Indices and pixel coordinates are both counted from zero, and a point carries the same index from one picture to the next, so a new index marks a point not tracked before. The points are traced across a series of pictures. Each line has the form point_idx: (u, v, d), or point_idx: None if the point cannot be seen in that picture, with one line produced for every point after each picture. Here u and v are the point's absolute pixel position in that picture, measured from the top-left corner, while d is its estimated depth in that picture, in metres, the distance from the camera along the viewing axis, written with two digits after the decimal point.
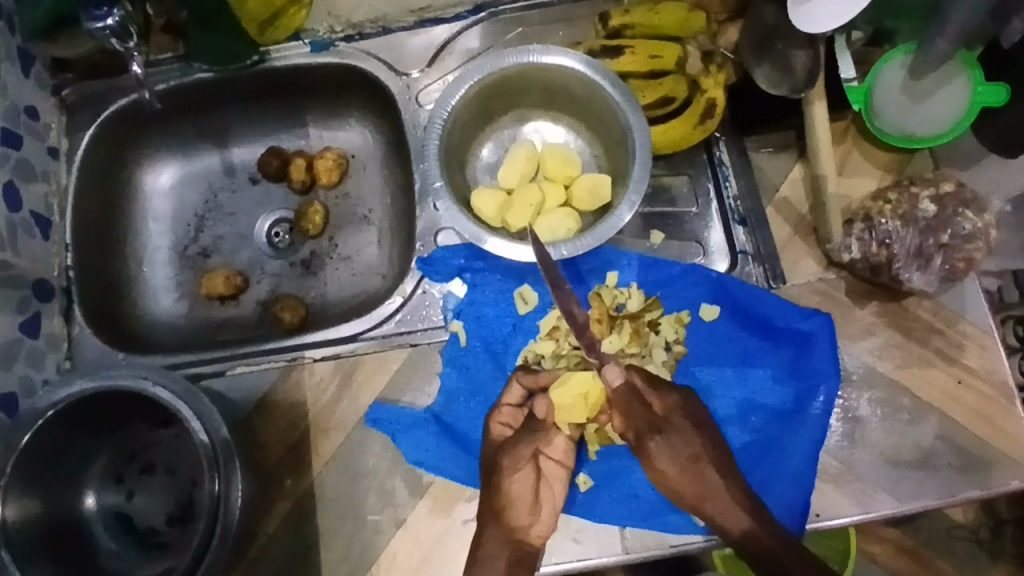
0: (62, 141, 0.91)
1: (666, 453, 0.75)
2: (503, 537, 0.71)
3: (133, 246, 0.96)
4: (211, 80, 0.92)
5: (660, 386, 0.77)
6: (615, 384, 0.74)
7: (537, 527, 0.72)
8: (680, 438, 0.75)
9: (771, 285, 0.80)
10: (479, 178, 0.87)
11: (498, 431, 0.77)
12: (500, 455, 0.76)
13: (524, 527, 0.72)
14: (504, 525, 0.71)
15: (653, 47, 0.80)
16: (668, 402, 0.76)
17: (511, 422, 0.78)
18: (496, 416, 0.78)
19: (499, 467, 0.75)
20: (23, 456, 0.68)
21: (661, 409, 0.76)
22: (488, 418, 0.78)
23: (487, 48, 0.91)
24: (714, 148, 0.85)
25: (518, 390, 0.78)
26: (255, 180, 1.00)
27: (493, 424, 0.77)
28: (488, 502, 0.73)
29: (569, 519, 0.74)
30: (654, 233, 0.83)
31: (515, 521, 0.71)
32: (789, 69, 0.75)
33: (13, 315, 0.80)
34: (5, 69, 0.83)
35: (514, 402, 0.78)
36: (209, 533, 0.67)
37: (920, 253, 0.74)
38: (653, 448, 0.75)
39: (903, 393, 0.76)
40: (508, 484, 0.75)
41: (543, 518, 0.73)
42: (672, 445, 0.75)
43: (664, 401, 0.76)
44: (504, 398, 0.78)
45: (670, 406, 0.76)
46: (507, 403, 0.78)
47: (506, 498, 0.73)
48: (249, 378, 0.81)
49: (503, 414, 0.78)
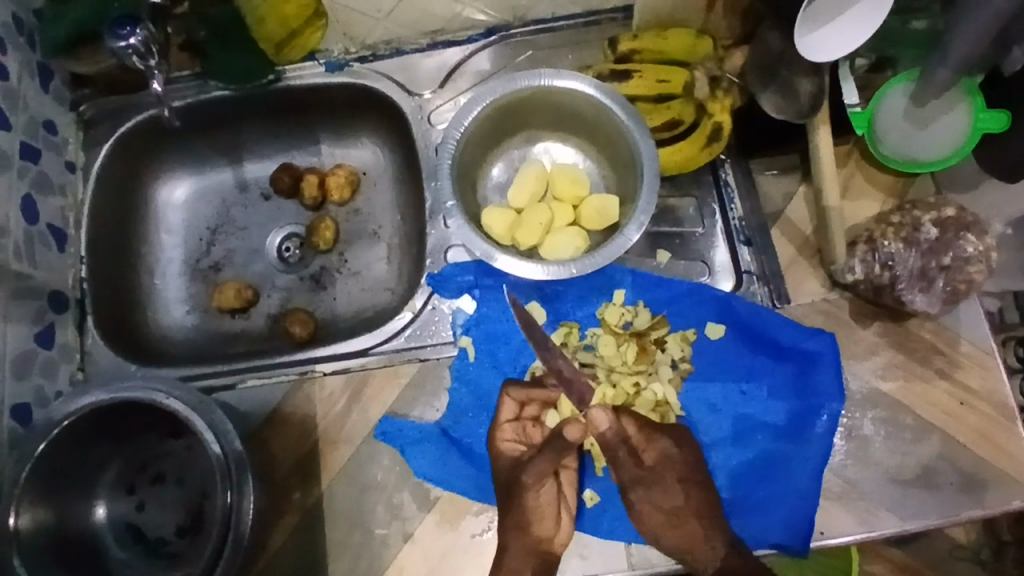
0: (79, 155, 0.93)
1: (647, 504, 0.75)
2: (528, 548, 0.72)
3: (145, 259, 0.97)
4: (226, 98, 0.94)
5: (653, 433, 0.77)
6: (603, 428, 0.75)
7: (560, 536, 0.74)
8: (663, 490, 0.76)
9: (775, 305, 0.81)
10: (489, 197, 0.88)
11: (509, 448, 0.78)
12: (511, 468, 0.77)
13: (549, 538, 0.73)
14: (530, 537, 0.72)
15: (661, 72, 0.82)
16: (659, 450, 0.76)
17: (518, 439, 0.79)
18: (501, 435, 0.79)
19: (522, 484, 0.75)
20: (38, 464, 0.69)
21: (651, 459, 0.76)
22: (494, 436, 0.79)
23: (498, 70, 0.94)
24: (720, 170, 0.86)
25: (513, 405, 0.80)
26: (267, 196, 1.01)
27: (501, 444, 0.78)
28: (508, 519, 0.74)
29: (577, 535, 0.75)
30: (660, 253, 0.84)
31: (539, 531, 0.73)
32: (794, 94, 0.77)
33: (29, 325, 0.81)
34: (25, 85, 0.85)
35: (513, 418, 0.80)
36: (221, 543, 0.68)
37: (923, 275, 0.75)
38: (634, 501, 0.76)
39: (905, 412, 0.77)
40: (532, 499, 0.75)
41: (563, 524, 0.75)
42: (653, 496, 0.76)
43: (656, 449, 0.76)
44: (502, 416, 0.80)
45: (661, 456, 0.76)
46: (506, 421, 0.80)
47: (528, 512, 0.74)
48: (261, 391, 0.82)
49: (508, 432, 0.79)
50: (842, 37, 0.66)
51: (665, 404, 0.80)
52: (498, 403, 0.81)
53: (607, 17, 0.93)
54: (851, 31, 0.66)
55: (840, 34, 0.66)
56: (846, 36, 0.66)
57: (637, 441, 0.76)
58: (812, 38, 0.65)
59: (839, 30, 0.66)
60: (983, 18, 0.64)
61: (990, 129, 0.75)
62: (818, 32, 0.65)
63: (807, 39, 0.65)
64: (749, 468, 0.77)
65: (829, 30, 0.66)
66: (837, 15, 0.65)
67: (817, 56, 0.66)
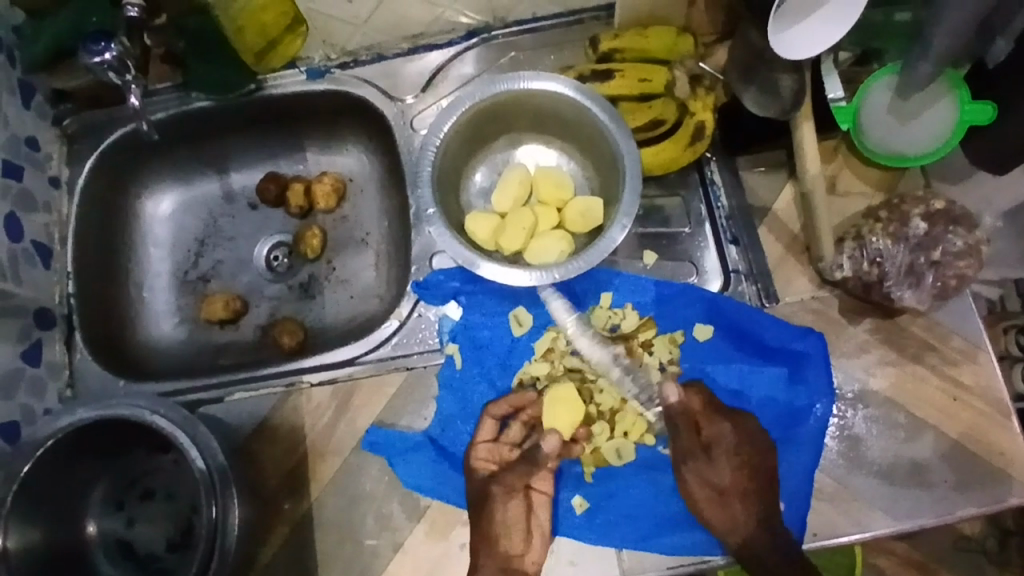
0: (63, 170, 0.93)
1: (696, 477, 0.75)
2: (498, 567, 0.72)
3: (133, 272, 0.97)
4: (208, 108, 0.94)
5: (716, 415, 0.77)
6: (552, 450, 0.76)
7: (533, 555, 0.73)
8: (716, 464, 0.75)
9: (764, 304, 0.80)
10: (472, 203, 0.87)
11: (482, 469, 0.77)
12: (482, 482, 0.76)
13: (519, 555, 0.73)
14: (499, 554, 0.73)
15: (643, 71, 0.81)
16: (718, 431, 0.76)
17: (492, 459, 0.77)
18: (478, 458, 0.77)
19: (489, 496, 0.75)
20: (24, 484, 0.69)
21: (708, 436, 0.76)
22: (468, 455, 0.78)
23: (481, 72, 0.92)
24: (706, 168, 0.85)
25: (491, 425, 0.78)
26: (253, 205, 1.01)
27: (476, 461, 0.77)
28: (479, 531, 0.74)
29: (557, 541, 0.74)
30: (647, 253, 0.82)
31: (509, 548, 0.73)
32: (776, 91, 0.75)
33: (14, 344, 0.81)
34: (5, 103, 0.85)
35: (490, 439, 0.78)
36: (208, 559, 0.68)
37: (911, 272, 0.74)
38: (685, 471, 0.75)
39: (899, 410, 0.76)
40: (501, 511, 0.75)
41: (535, 545, 0.74)
42: (704, 471, 0.75)
43: (716, 428, 0.76)
44: (480, 435, 0.78)
45: (719, 437, 0.76)
46: (483, 441, 0.78)
47: (498, 525, 0.74)
48: (249, 403, 0.82)
49: (482, 452, 0.77)
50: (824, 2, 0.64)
51: None
52: (478, 422, 0.79)
53: (590, 16, 0.92)
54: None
55: (807, 35, 0.65)
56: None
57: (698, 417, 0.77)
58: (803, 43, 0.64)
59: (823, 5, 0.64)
60: (961, 11, 0.63)
61: (976, 121, 0.74)
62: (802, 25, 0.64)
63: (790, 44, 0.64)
64: (745, 464, 0.75)
65: (797, 33, 0.65)
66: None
67: (784, 54, 0.65)
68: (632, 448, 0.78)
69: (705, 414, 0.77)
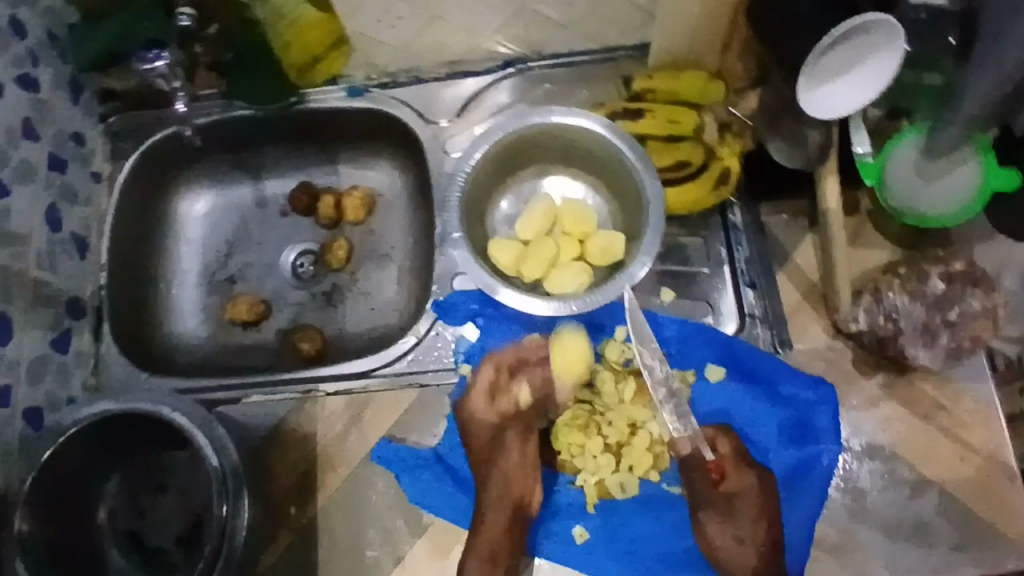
0: (105, 166, 0.96)
1: (717, 525, 0.74)
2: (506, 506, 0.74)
3: (163, 269, 1.00)
4: (248, 117, 0.96)
5: (742, 465, 0.76)
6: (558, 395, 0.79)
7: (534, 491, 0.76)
8: (740, 515, 0.74)
9: (777, 350, 0.81)
10: (496, 229, 0.88)
11: (482, 416, 0.77)
12: (491, 429, 0.77)
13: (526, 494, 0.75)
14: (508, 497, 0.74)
15: (672, 112, 0.83)
16: (743, 481, 0.75)
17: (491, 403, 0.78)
18: (473, 406, 0.78)
19: (502, 443, 0.76)
20: (43, 470, 0.71)
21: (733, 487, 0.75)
22: (466, 400, 0.78)
23: (514, 102, 0.94)
24: (729, 212, 0.85)
25: (490, 373, 0.79)
26: (284, 213, 1.03)
27: (472, 411, 0.78)
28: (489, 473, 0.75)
29: (537, 562, 0.76)
30: (664, 291, 0.83)
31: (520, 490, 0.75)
32: (802, 142, 0.78)
33: (46, 332, 0.84)
34: (55, 98, 0.88)
35: (486, 390, 0.78)
36: (214, 557, 0.70)
37: (926, 330, 0.76)
38: (703, 519, 0.75)
39: (905, 466, 0.76)
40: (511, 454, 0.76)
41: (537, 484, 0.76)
42: (725, 522, 0.74)
43: (741, 478, 0.75)
44: (475, 385, 0.79)
45: (744, 487, 0.75)
46: (479, 390, 0.78)
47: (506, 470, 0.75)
48: (265, 407, 0.84)
49: (480, 399, 0.78)
50: (866, 52, 0.66)
51: (660, 445, 0.78)
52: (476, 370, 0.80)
53: (625, 54, 0.94)
54: (872, 31, 0.65)
55: (833, 96, 0.68)
56: (868, 47, 0.66)
57: (726, 465, 0.76)
58: (847, 105, 0.68)
59: (862, 62, 0.67)
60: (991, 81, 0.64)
61: (1002, 188, 0.76)
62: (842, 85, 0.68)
63: (826, 108, 0.68)
64: (766, 513, 0.74)
65: (823, 91, 0.68)
66: (849, 59, 0.67)
67: (807, 108, 0.68)
68: (636, 482, 0.78)
69: (733, 463, 0.76)
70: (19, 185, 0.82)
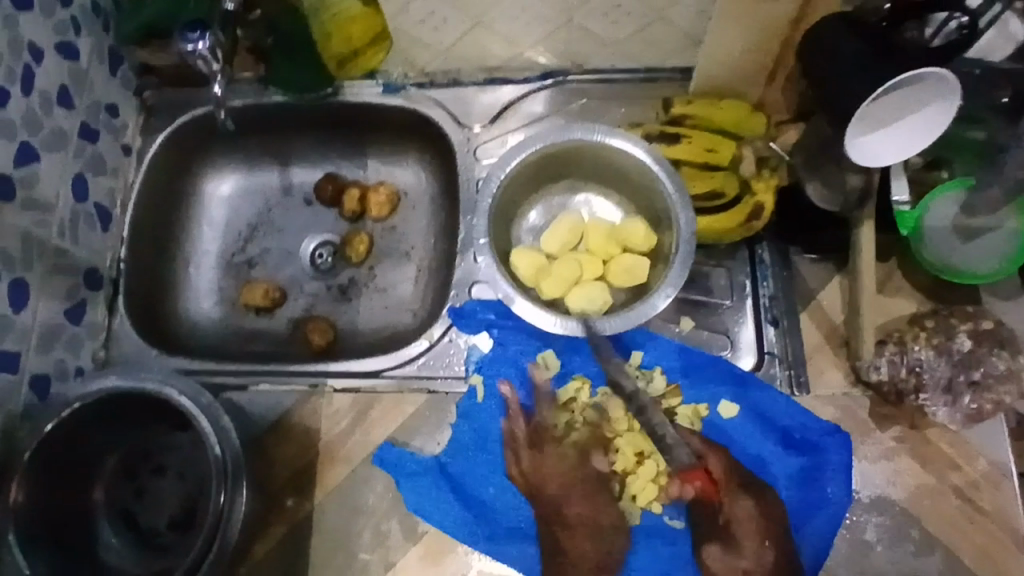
0: (136, 140, 0.96)
1: (719, 561, 0.74)
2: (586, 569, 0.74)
3: (183, 247, 0.99)
4: (283, 104, 0.96)
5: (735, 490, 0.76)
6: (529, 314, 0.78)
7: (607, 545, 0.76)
8: (741, 547, 0.74)
9: (793, 392, 0.79)
10: (521, 238, 0.87)
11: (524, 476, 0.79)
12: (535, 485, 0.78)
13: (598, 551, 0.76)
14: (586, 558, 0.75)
15: (709, 141, 0.82)
16: (742, 509, 0.75)
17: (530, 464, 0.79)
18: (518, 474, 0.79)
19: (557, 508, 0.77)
20: (44, 442, 0.72)
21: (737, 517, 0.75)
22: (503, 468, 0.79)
23: (549, 114, 0.94)
24: (757, 247, 0.85)
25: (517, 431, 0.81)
26: (308, 202, 1.03)
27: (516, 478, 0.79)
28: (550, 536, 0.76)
29: None
30: (683, 319, 0.83)
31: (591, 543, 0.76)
32: (840, 186, 0.76)
33: (61, 301, 0.83)
34: (93, 67, 0.89)
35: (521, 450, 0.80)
36: (206, 547, 0.69)
37: (950, 389, 0.75)
38: (708, 553, 0.74)
39: (912, 524, 0.74)
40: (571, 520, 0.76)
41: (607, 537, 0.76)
42: (727, 554, 0.74)
43: (740, 506, 0.76)
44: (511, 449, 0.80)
45: (744, 513, 0.75)
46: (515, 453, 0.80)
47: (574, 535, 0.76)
48: (272, 396, 0.83)
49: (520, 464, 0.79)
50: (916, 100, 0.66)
51: (664, 477, 0.76)
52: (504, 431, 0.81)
53: (664, 76, 0.93)
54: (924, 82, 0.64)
55: (888, 145, 0.67)
56: (918, 95, 0.65)
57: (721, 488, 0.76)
58: (907, 153, 0.66)
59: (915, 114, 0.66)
60: None
61: None
62: (892, 134, 0.67)
63: (884, 158, 0.67)
64: (763, 544, 0.74)
65: (874, 140, 0.67)
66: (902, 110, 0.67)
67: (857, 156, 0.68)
68: (638, 513, 0.76)
69: (735, 492, 0.76)
70: (49, 152, 0.82)
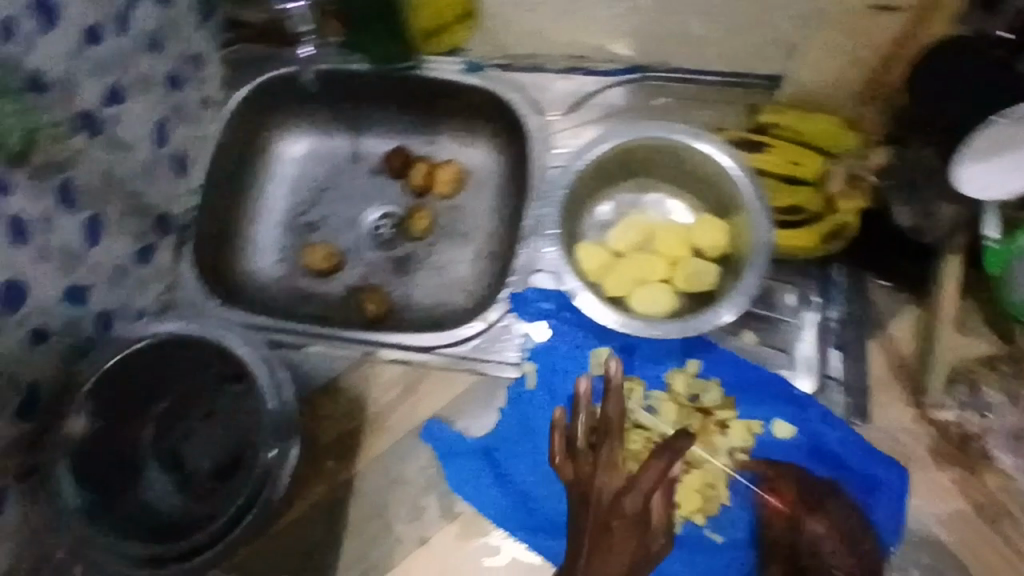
0: (218, 93, 0.97)
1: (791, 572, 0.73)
2: None
3: (252, 203, 1.01)
4: (364, 72, 0.96)
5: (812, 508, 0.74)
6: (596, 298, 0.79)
7: None
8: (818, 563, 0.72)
9: (852, 420, 0.77)
10: (588, 233, 0.86)
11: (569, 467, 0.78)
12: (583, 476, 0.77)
13: None
14: None
15: (795, 153, 0.81)
16: (816, 522, 0.74)
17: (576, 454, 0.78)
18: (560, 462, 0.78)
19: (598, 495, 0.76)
20: (105, 377, 0.75)
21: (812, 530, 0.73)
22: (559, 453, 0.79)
23: (629, 109, 0.92)
24: (830, 268, 0.83)
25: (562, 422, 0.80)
26: (375, 171, 1.03)
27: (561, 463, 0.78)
28: None
29: None
30: (746, 332, 0.81)
31: None
32: (932, 218, 0.75)
33: (132, 241, 0.85)
34: (186, 15, 0.90)
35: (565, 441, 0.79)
36: (253, 496, 0.71)
37: (1020, 437, 0.75)
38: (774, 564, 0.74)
39: (958, 569, 0.72)
40: None
41: None
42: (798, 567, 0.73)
43: (817, 521, 0.74)
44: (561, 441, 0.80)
45: (819, 529, 0.73)
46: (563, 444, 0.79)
47: None
48: (324, 360, 0.84)
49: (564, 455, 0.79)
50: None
51: (711, 489, 0.76)
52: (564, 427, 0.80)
53: (750, 83, 0.87)
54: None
55: (998, 180, 0.68)
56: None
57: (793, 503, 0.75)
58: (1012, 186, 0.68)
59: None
60: None
61: None
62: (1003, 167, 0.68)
63: (989, 190, 0.69)
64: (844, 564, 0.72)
65: (987, 171, 0.69)
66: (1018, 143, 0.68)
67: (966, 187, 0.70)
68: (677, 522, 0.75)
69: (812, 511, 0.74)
70: (134, 94, 0.83)
